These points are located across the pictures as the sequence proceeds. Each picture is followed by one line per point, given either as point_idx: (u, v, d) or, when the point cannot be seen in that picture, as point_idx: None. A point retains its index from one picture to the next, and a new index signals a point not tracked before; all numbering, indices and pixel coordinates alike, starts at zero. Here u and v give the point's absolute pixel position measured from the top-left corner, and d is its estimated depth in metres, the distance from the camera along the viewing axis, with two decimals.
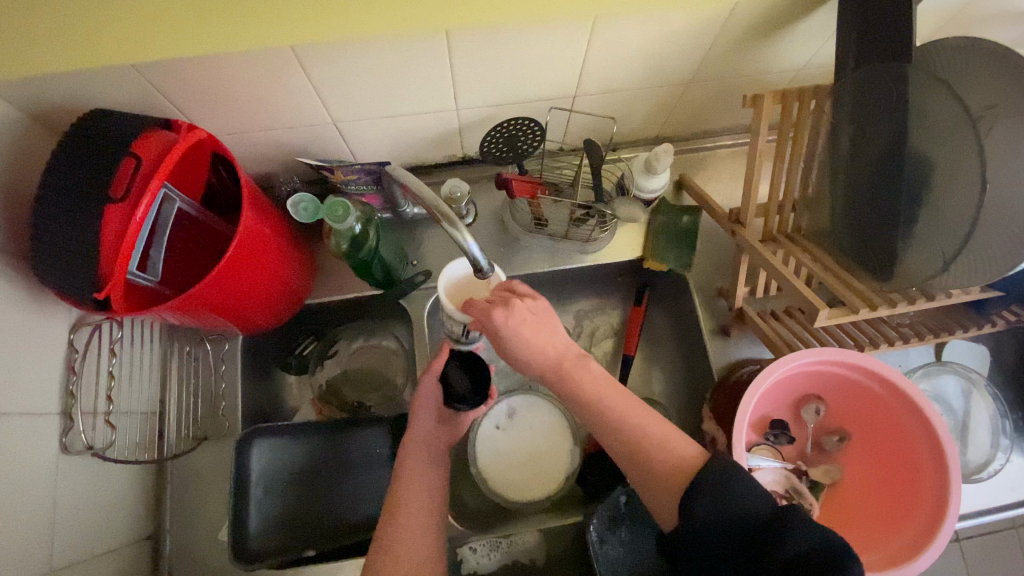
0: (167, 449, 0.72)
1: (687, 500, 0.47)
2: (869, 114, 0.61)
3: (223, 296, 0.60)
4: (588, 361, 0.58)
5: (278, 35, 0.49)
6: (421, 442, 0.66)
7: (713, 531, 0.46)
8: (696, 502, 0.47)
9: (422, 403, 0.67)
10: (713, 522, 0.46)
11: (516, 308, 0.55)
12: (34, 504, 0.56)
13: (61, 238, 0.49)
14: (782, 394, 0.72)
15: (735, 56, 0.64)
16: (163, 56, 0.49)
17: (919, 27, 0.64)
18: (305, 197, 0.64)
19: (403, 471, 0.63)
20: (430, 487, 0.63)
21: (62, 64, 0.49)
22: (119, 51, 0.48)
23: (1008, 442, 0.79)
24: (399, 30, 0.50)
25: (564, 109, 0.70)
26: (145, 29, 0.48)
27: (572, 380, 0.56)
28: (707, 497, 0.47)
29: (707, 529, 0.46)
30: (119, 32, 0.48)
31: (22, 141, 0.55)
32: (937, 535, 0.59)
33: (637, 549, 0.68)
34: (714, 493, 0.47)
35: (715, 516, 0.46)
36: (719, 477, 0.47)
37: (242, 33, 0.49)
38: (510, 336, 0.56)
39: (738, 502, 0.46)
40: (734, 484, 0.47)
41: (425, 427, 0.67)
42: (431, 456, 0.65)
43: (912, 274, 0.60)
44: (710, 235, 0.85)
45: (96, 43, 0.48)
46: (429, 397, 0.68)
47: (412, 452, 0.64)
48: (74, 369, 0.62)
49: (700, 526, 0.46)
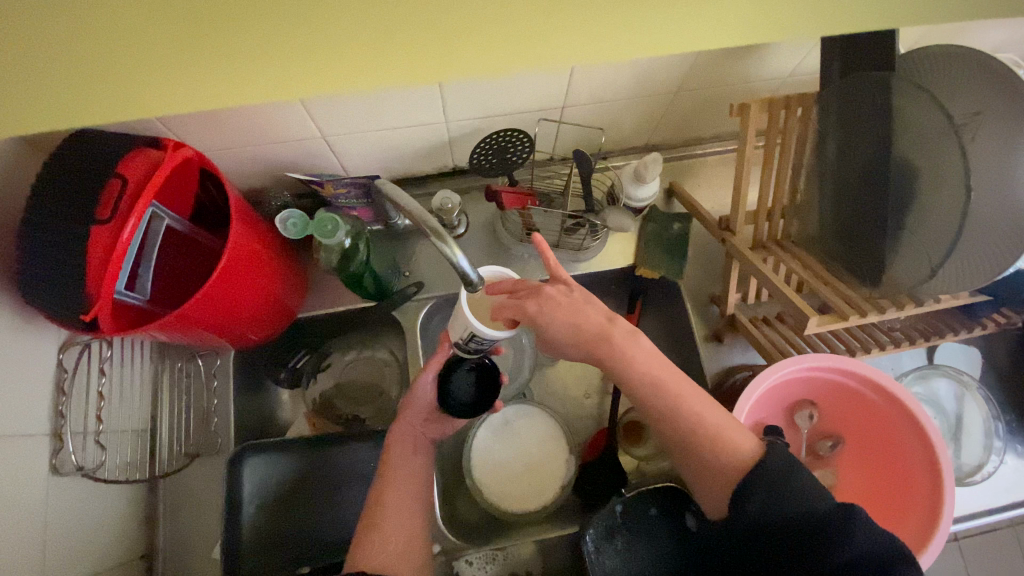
0: (158, 469, 0.72)
1: (741, 498, 0.49)
2: (856, 121, 0.61)
3: (212, 312, 0.59)
4: (638, 335, 0.56)
5: (259, 66, 0.47)
6: (406, 437, 0.65)
7: (769, 525, 0.48)
8: (754, 495, 0.48)
9: (414, 400, 0.66)
10: (766, 516, 0.48)
11: (548, 295, 0.56)
12: (25, 534, 0.55)
13: (47, 264, 0.49)
14: (776, 400, 0.71)
15: (723, 67, 0.65)
16: (139, 89, 0.47)
17: (904, 34, 0.64)
18: (293, 213, 0.64)
19: (388, 467, 0.63)
20: (414, 496, 0.62)
21: (29, 108, 0.46)
22: (90, 84, 0.46)
23: (1001, 444, 0.79)
24: (388, 71, 0.48)
25: (554, 120, 0.70)
26: (121, 61, 0.46)
27: (617, 354, 0.55)
28: (762, 495, 0.48)
29: (761, 524, 0.48)
30: (97, 65, 0.46)
31: (9, 166, 0.55)
32: (932, 541, 0.58)
33: (638, 557, 0.67)
34: (768, 493, 0.48)
35: (769, 512, 0.48)
36: (779, 476, 0.49)
37: (220, 61, 0.47)
38: (548, 323, 0.56)
39: (794, 503, 0.47)
40: (791, 484, 0.48)
41: (414, 420, 0.67)
42: (419, 449, 0.66)
43: (899, 280, 0.60)
44: (701, 242, 0.85)
45: (70, 81, 0.46)
46: (423, 392, 0.67)
47: (398, 440, 0.64)
48: (64, 390, 0.62)
49: (755, 519, 0.48)
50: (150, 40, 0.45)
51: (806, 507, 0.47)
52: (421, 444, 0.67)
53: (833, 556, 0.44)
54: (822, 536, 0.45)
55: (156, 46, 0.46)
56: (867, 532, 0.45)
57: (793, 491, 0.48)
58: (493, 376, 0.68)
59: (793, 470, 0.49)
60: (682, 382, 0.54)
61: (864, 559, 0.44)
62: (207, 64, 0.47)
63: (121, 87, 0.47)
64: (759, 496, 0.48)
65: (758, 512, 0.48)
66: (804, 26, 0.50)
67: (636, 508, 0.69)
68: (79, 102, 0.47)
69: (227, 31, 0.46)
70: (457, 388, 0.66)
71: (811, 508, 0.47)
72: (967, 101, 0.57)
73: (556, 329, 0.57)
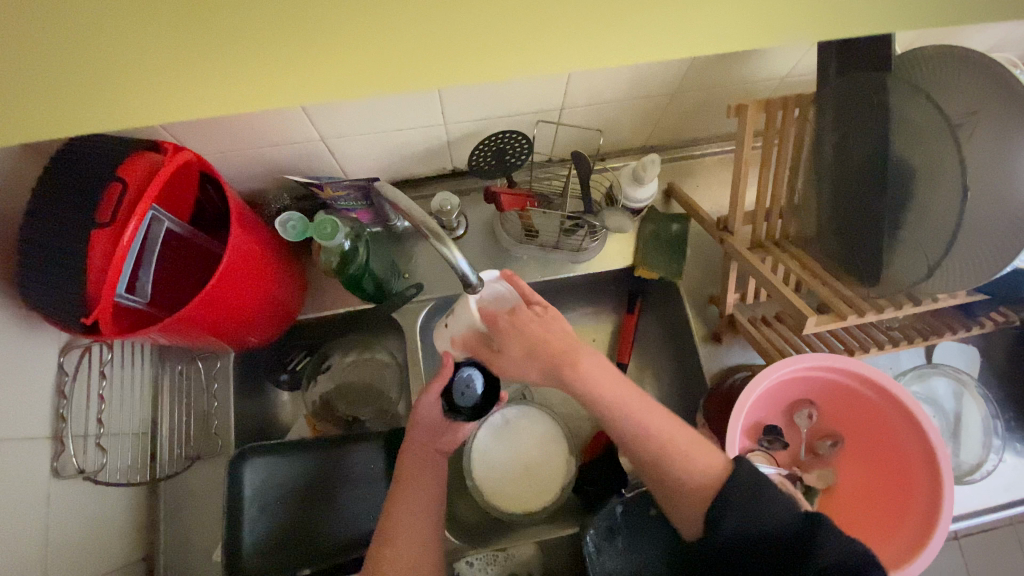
0: (159, 470, 0.72)
1: (716, 518, 0.50)
2: (854, 122, 0.62)
3: (212, 315, 0.60)
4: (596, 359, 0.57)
5: (258, 69, 0.47)
6: (418, 459, 0.64)
7: (745, 541, 0.50)
8: (726, 514, 0.50)
9: (418, 421, 0.64)
10: (743, 533, 0.50)
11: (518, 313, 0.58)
12: (27, 537, 0.55)
13: (47, 266, 0.49)
14: (775, 400, 0.71)
15: (720, 68, 0.65)
16: (139, 92, 0.47)
17: (899, 35, 0.64)
18: (293, 215, 0.64)
19: (402, 481, 0.63)
20: (424, 501, 0.62)
21: (29, 110, 0.46)
22: (90, 89, 0.46)
23: (1000, 442, 0.80)
24: (385, 76, 0.48)
25: (552, 121, 0.70)
26: (120, 64, 0.46)
27: (576, 375, 0.55)
28: (736, 512, 0.50)
29: (740, 540, 0.50)
30: (96, 68, 0.46)
31: (11, 170, 0.55)
32: (929, 539, 0.59)
33: (637, 557, 0.68)
34: (741, 510, 0.50)
35: (743, 528, 0.50)
36: (745, 493, 0.50)
37: (219, 65, 0.47)
38: (516, 334, 0.57)
39: (767, 516, 0.49)
40: (762, 499, 0.50)
41: (427, 441, 0.65)
42: (433, 467, 0.64)
43: (897, 279, 0.60)
44: (700, 243, 0.85)
45: (69, 85, 0.46)
46: (429, 409, 0.64)
47: (410, 463, 0.63)
48: (64, 393, 0.62)
49: (733, 537, 0.50)
50: (151, 44, 0.46)
51: (775, 522, 0.49)
52: (431, 459, 0.65)
53: (809, 564, 0.47)
54: (799, 547, 0.48)
55: (155, 49, 0.46)
56: (836, 539, 0.47)
57: (766, 505, 0.50)
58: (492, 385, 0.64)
59: (760, 484, 0.51)
60: (643, 402, 0.55)
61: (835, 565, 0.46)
62: (207, 67, 0.47)
63: (120, 91, 0.47)
64: (733, 513, 0.50)
65: (733, 529, 0.50)
66: (799, 28, 0.51)
67: (636, 508, 0.69)
68: (80, 109, 0.47)
69: (226, 34, 0.46)
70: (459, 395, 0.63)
71: (781, 522, 0.49)
72: (962, 102, 0.57)
73: (525, 342, 0.57)
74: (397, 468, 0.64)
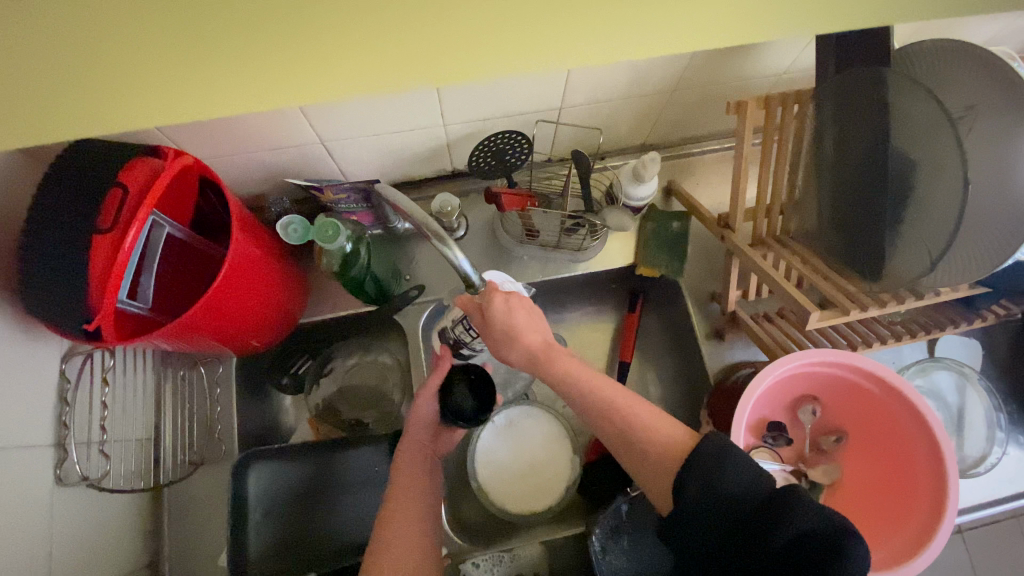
0: (164, 476, 0.72)
1: (680, 483, 0.48)
2: (850, 118, 0.62)
3: (212, 320, 0.59)
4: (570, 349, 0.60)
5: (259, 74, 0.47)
6: (412, 451, 0.66)
7: (710, 509, 0.46)
8: (688, 483, 0.47)
9: (417, 414, 0.68)
10: (706, 499, 0.46)
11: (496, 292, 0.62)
12: (30, 541, 0.55)
13: (45, 270, 0.49)
14: (780, 395, 0.71)
15: (720, 65, 0.65)
16: None
17: (897, 31, 0.64)
18: (295, 219, 0.64)
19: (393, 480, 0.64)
20: (419, 499, 0.63)
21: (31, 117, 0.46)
22: (82, 94, 0.45)
23: (1003, 435, 0.79)
24: (388, 76, 0.47)
25: (551, 121, 0.70)
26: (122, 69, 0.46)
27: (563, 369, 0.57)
28: (698, 474, 0.47)
29: (702, 507, 0.46)
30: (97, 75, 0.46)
31: (14, 177, 0.55)
32: (937, 533, 0.59)
33: (644, 557, 0.68)
34: (703, 477, 0.47)
35: (706, 494, 0.46)
36: (709, 457, 0.48)
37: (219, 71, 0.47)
38: (509, 316, 0.60)
39: (730, 483, 0.46)
40: (727, 461, 0.47)
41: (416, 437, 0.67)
42: (426, 465, 0.66)
43: (900, 274, 0.60)
44: (700, 240, 0.85)
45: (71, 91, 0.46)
46: (425, 408, 0.68)
47: (404, 459, 0.65)
48: (66, 400, 0.62)
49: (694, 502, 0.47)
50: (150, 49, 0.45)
51: (746, 490, 0.45)
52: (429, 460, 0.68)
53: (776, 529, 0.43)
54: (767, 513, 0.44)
55: None
56: (811, 510, 0.43)
57: (729, 469, 0.46)
58: (484, 379, 0.69)
59: (725, 447, 0.48)
60: (637, 403, 0.55)
61: (810, 534, 0.43)
62: None
63: (117, 97, 0.46)
64: (698, 480, 0.47)
65: (696, 494, 0.47)
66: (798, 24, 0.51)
67: (639, 506, 0.69)
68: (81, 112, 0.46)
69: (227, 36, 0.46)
70: (457, 399, 0.67)
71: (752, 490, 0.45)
72: (962, 95, 0.57)
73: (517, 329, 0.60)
74: (394, 465, 0.65)
